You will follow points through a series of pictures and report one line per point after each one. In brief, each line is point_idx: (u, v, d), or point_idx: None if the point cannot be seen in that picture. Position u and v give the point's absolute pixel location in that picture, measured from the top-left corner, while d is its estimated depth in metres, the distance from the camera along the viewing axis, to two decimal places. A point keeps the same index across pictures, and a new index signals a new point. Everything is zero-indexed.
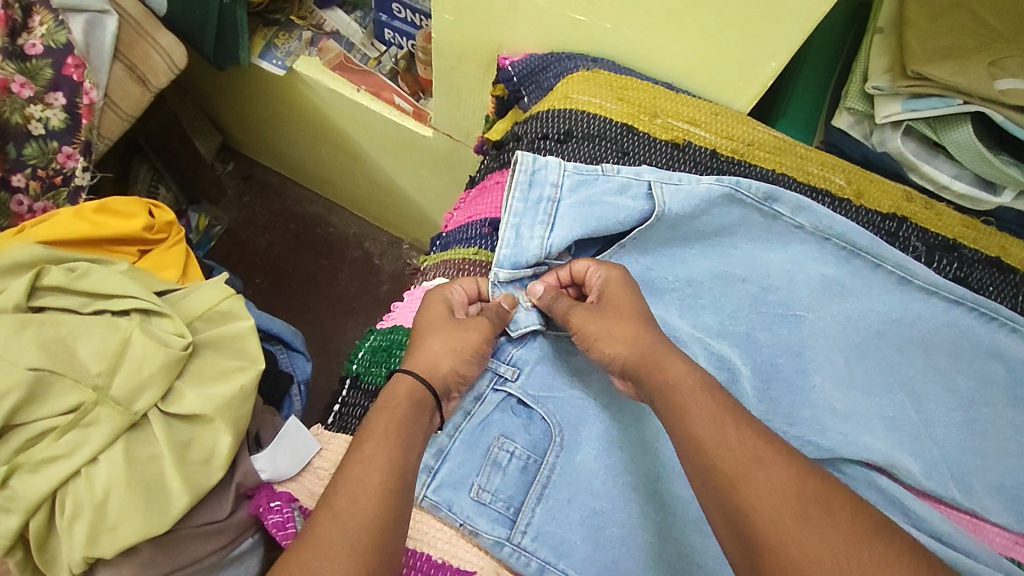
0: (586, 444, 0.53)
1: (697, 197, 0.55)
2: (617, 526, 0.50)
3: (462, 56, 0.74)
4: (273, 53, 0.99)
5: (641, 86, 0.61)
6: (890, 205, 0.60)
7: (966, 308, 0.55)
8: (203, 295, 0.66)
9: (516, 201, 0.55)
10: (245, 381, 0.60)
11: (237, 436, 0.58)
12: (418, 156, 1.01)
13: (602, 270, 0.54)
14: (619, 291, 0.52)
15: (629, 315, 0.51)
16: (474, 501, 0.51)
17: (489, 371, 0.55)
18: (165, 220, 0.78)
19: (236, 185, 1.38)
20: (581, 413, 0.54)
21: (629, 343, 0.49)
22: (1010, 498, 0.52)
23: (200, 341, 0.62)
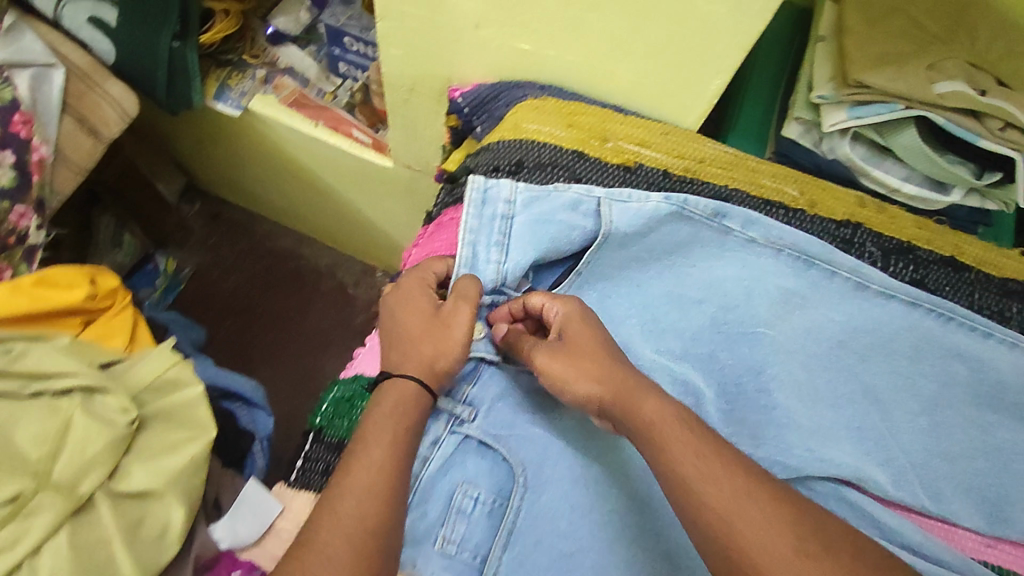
0: (551, 484, 0.52)
1: (642, 217, 0.56)
2: (589, 564, 0.50)
3: (413, 88, 0.73)
4: (227, 94, 0.98)
5: (590, 112, 0.61)
6: (845, 211, 0.61)
7: (924, 310, 0.57)
8: (147, 365, 0.66)
9: (470, 217, 0.56)
10: (195, 452, 0.61)
11: (190, 508, 0.59)
12: (382, 186, 1.00)
13: (564, 304, 0.53)
14: (580, 331, 0.51)
15: (595, 352, 0.49)
16: (441, 554, 0.51)
17: (445, 414, 0.54)
18: (108, 287, 0.77)
19: (204, 225, 1.37)
20: (545, 451, 0.54)
21: (590, 372, 0.48)
22: (980, 500, 0.52)
23: (149, 413, 0.63)
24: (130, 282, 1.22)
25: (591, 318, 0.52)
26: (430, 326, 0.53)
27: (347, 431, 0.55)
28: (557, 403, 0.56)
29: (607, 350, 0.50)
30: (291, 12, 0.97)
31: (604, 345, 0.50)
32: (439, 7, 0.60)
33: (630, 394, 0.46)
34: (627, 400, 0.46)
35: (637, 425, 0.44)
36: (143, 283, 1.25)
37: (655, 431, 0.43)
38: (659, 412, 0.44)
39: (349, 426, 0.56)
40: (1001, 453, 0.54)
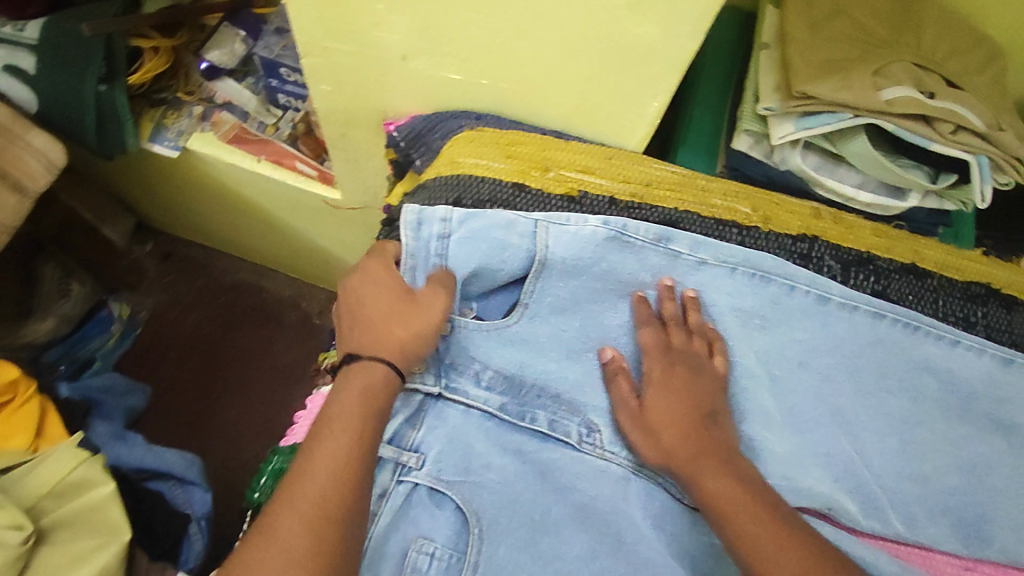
0: (508, 533, 0.50)
1: (580, 241, 0.54)
2: None
3: (349, 122, 0.70)
4: (163, 135, 0.95)
5: (528, 140, 0.58)
6: (800, 225, 0.57)
7: (889, 321, 0.54)
8: (49, 469, 0.64)
9: (407, 242, 0.54)
10: (106, 561, 0.61)
11: None
12: (334, 219, 0.97)
13: (652, 363, 0.54)
14: (661, 401, 0.52)
15: (678, 422, 0.51)
16: None
17: (390, 463, 0.53)
18: (6, 379, 0.71)
19: (158, 266, 1.32)
20: (501, 502, 0.51)
21: (681, 443, 0.50)
22: (957, 521, 0.52)
23: (49, 524, 0.62)
24: (81, 332, 1.14)
25: (677, 380, 0.53)
26: (395, 309, 0.51)
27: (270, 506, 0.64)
28: (509, 444, 0.54)
29: (688, 421, 0.51)
30: (225, 44, 0.92)
31: (687, 414, 0.51)
32: (363, 41, 0.57)
33: (696, 464, 0.49)
34: (692, 470, 0.49)
35: (702, 498, 0.47)
36: (96, 332, 1.16)
37: (716, 505, 0.46)
38: (724, 485, 0.47)
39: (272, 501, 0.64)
40: (972, 468, 0.53)
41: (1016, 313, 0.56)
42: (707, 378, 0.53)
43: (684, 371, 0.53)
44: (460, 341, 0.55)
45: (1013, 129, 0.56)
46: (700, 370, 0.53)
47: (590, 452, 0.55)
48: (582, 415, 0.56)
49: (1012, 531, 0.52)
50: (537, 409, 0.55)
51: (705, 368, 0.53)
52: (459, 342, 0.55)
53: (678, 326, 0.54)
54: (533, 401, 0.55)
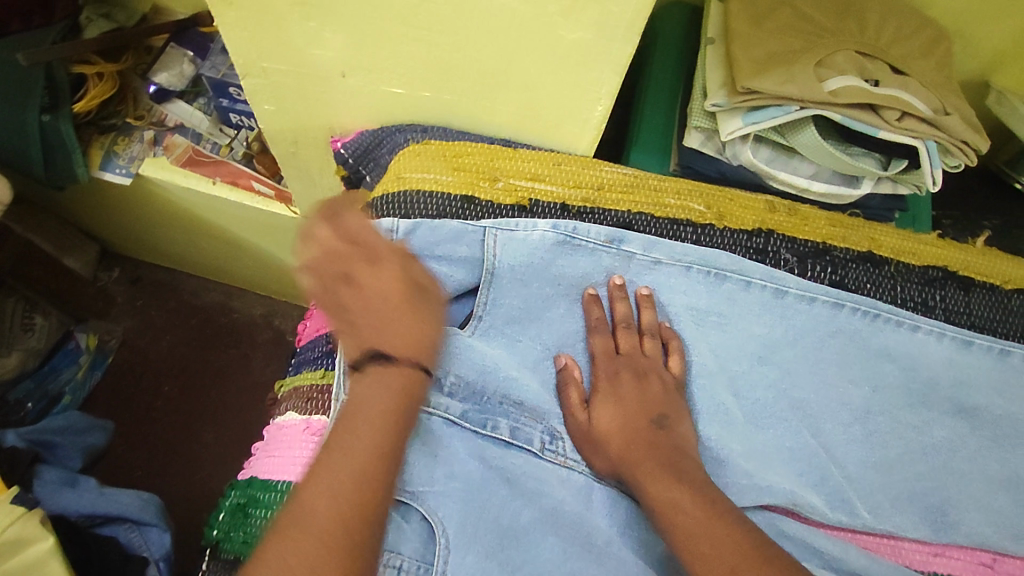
0: (476, 541, 0.46)
1: (528, 247, 0.53)
2: None
3: (297, 141, 0.68)
4: (115, 162, 0.92)
5: (475, 151, 0.57)
6: (754, 219, 0.57)
7: (849, 310, 0.54)
8: None
9: None
10: None
11: None
12: (296, 236, 0.96)
13: (600, 372, 0.52)
14: (608, 412, 0.51)
15: (624, 431, 0.50)
16: None
17: None
18: None
19: (125, 291, 1.28)
20: (466, 507, 0.47)
21: (624, 449, 0.49)
22: (924, 508, 0.52)
23: None
24: (49, 364, 1.11)
25: (624, 386, 0.52)
26: (417, 305, 0.48)
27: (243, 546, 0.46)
28: (474, 455, 0.50)
29: (636, 427, 0.50)
30: (174, 65, 0.90)
31: (635, 422, 0.50)
32: (301, 60, 0.55)
33: (645, 471, 0.47)
34: (638, 476, 0.47)
35: (651, 507, 0.45)
36: (65, 364, 1.14)
37: (666, 513, 0.44)
38: (670, 491, 0.45)
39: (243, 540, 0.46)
40: (936, 454, 0.53)
41: (973, 294, 0.57)
42: (655, 385, 0.52)
43: (629, 378, 0.52)
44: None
45: (960, 111, 0.55)
46: (647, 374, 0.52)
47: (551, 461, 0.51)
48: (546, 421, 0.52)
49: (978, 513, 0.52)
50: (498, 417, 0.51)
51: (653, 370, 0.52)
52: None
53: (629, 330, 0.54)
54: (495, 408, 0.51)
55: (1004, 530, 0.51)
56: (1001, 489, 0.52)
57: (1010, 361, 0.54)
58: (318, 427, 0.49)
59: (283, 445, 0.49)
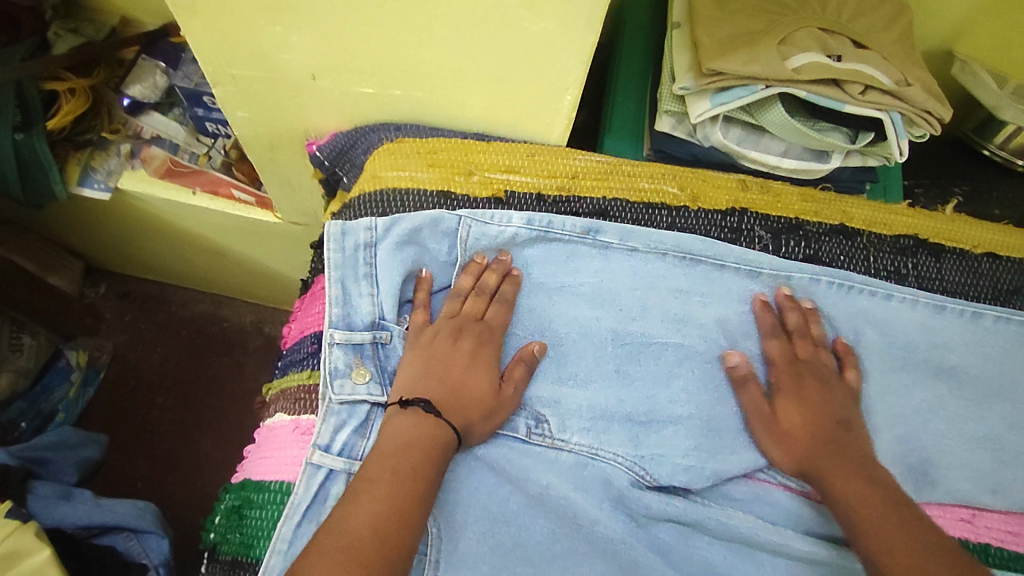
0: (465, 529, 0.46)
1: (497, 241, 0.54)
2: None
3: (274, 146, 0.69)
4: (92, 178, 0.92)
5: (449, 146, 0.57)
6: (728, 199, 0.58)
7: (824, 283, 0.55)
8: None
9: (332, 253, 0.53)
10: None
11: None
12: (280, 241, 0.97)
13: (777, 371, 0.53)
14: (792, 409, 0.51)
15: (806, 427, 0.50)
16: None
17: (343, 475, 0.47)
18: None
19: (114, 306, 1.29)
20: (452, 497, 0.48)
21: (808, 446, 0.50)
22: (906, 469, 0.52)
23: None
24: (42, 383, 1.12)
25: (807, 388, 0.52)
26: (479, 361, 0.51)
27: (242, 545, 0.47)
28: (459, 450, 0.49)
29: (818, 427, 0.50)
30: (146, 78, 0.89)
31: (816, 421, 0.51)
32: (270, 66, 0.56)
33: (830, 466, 0.48)
34: (823, 470, 0.48)
35: (834, 499, 0.47)
36: (57, 382, 1.15)
37: (850, 506, 0.45)
38: (857, 485, 0.46)
39: (241, 538, 0.47)
40: (914, 417, 0.53)
41: (945, 260, 0.58)
42: (833, 386, 0.52)
43: (812, 380, 0.52)
44: (399, 351, 0.53)
45: (921, 81, 0.56)
46: (830, 381, 0.53)
47: (539, 444, 0.50)
48: (529, 407, 0.52)
49: (958, 471, 0.52)
50: None
51: (834, 379, 0.53)
52: (398, 350, 0.53)
53: (612, 313, 0.54)
54: None
55: (983, 486, 0.52)
56: (979, 446, 0.53)
57: (982, 323, 0.56)
58: (307, 426, 0.50)
59: (275, 446, 0.50)
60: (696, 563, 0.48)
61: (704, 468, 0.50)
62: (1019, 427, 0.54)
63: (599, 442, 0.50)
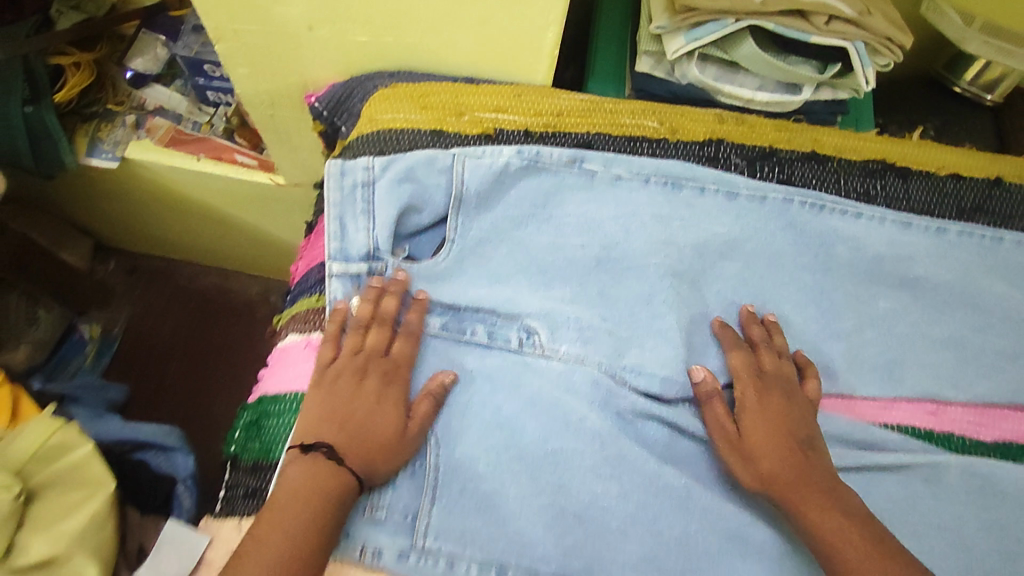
0: (464, 432, 0.51)
1: (493, 172, 0.56)
2: (509, 501, 0.49)
3: (274, 103, 0.72)
4: (100, 147, 0.95)
5: (441, 90, 0.60)
6: (705, 131, 0.61)
7: (797, 203, 0.59)
8: (22, 437, 0.58)
9: (332, 191, 0.56)
10: (95, 511, 0.56)
11: (103, 565, 0.54)
12: (281, 204, 1.00)
13: (744, 387, 0.53)
14: (758, 426, 0.51)
15: (772, 445, 0.50)
16: (372, 522, 0.49)
17: None
18: None
19: (123, 281, 1.33)
20: (454, 405, 0.52)
21: (781, 462, 0.49)
22: (873, 369, 0.56)
23: (36, 487, 0.57)
24: (58, 355, 1.17)
25: (775, 405, 0.52)
26: (387, 399, 0.50)
27: (263, 449, 0.52)
28: (457, 360, 0.54)
29: (786, 446, 0.50)
30: (148, 50, 0.94)
31: (785, 442, 0.50)
32: (269, 19, 0.59)
33: (802, 493, 0.47)
34: (794, 499, 0.47)
35: (807, 533, 0.46)
36: (73, 354, 1.20)
37: (826, 539, 0.45)
38: (828, 518, 0.45)
39: (262, 444, 0.52)
40: (879, 324, 0.58)
41: (912, 182, 0.61)
42: (801, 408, 0.52)
43: (779, 395, 0.52)
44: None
45: (881, 12, 0.60)
46: (793, 394, 0.53)
47: (532, 354, 0.54)
48: (521, 320, 0.55)
49: (921, 370, 0.57)
50: (475, 322, 0.55)
51: (797, 392, 0.53)
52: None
53: (597, 238, 0.57)
54: (472, 316, 0.55)
55: (945, 382, 0.56)
56: (942, 347, 0.57)
57: (945, 237, 0.60)
58: (318, 342, 0.54)
59: (287, 364, 0.54)
60: (676, 457, 0.53)
61: (679, 379, 0.54)
62: (979, 329, 0.58)
63: (591, 352, 0.54)
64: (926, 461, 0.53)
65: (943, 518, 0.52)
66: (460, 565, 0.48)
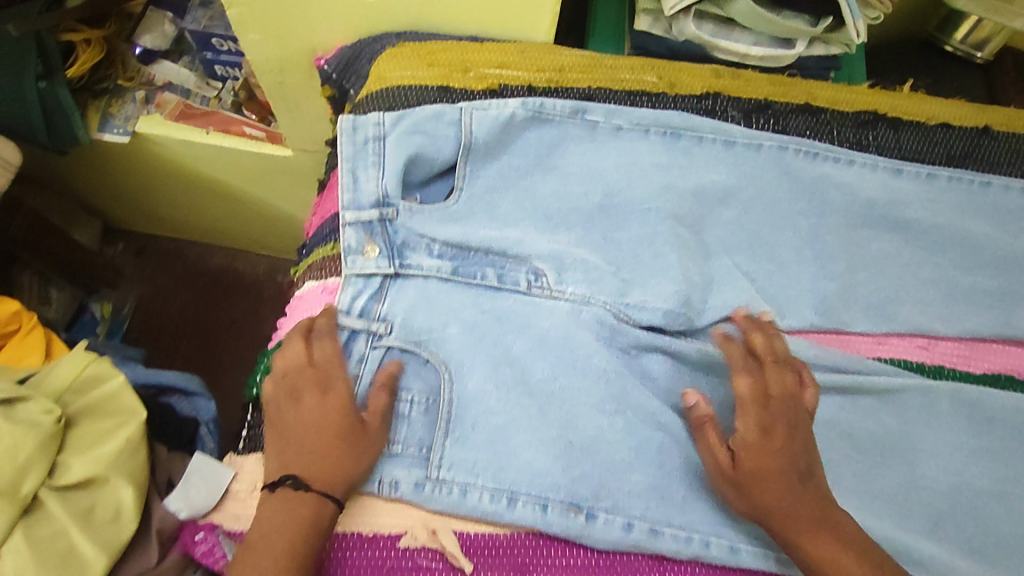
0: (476, 369, 0.53)
1: (500, 122, 0.58)
2: (520, 433, 0.52)
3: (284, 69, 0.74)
4: (111, 123, 0.98)
5: (447, 48, 0.62)
6: (702, 85, 0.63)
7: (791, 150, 0.61)
8: (61, 368, 0.58)
9: (344, 146, 0.57)
10: (131, 433, 0.55)
11: (140, 486, 0.54)
12: (289, 177, 1.03)
13: (747, 418, 0.49)
14: (761, 459, 0.48)
15: (775, 482, 0.47)
16: (388, 455, 0.51)
17: (363, 333, 0.54)
18: (9, 310, 0.75)
19: (133, 262, 1.35)
20: (466, 344, 0.54)
21: (780, 497, 0.47)
22: (866, 307, 0.59)
23: (74, 412, 0.56)
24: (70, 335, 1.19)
25: (778, 438, 0.49)
26: (337, 418, 0.49)
27: None
28: (469, 300, 0.56)
29: (788, 478, 0.48)
30: (155, 28, 0.95)
31: (787, 473, 0.48)
32: None
33: (803, 526, 0.47)
34: (789, 533, 0.47)
35: (803, 561, 0.47)
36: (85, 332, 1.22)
37: (825, 569, 0.46)
38: (826, 546, 0.46)
39: None
40: (874, 264, 0.60)
41: (903, 131, 0.63)
42: (805, 430, 0.50)
43: (784, 422, 0.49)
44: (406, 224, 0.57)
45: None
46: (799, 420, 0.50)
47: (540, 295, 0.57)
48: (529, 263, 0.57)
49: (914, 307, 0.59)
50: (484, 266, 0.57)
51: (800, 411, 0.50)
52: (405, 224, 0.57)
53: (601, 188, 0.59)
54: (480, 261, 0.57)
55: (938, 318, 0.59)
56: (933, 285, 0.60)
57: (936, 183, 0.62)
58: (334, 287, 0.57)
59: (304, 307, 0.57)
60: (678, 393, 0.56)
61: (681, 313, 0.56)
62: (968, 270, 0.61)
63: (595, 292, 0.57)
64: (918, 388, 0.56)
65: (931, 443, 0.55)
66: (473, 493, 0.51)
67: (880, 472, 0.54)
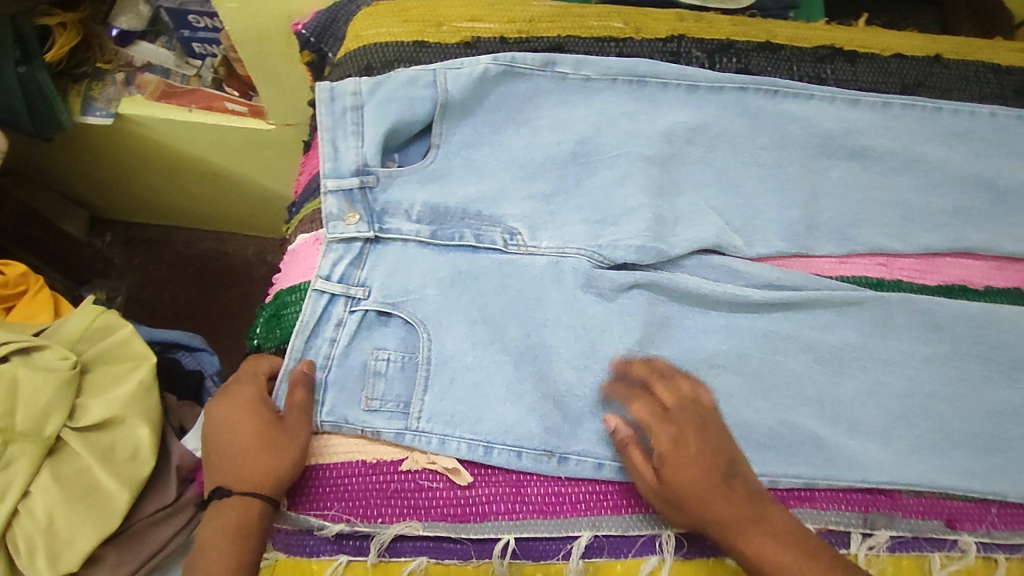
0: (452, 330, 0.57)
1: (475, 80, 0.60)
2: (507, 374, 0.56)
3: (261, 38, 0.76)
4: (94, 106, 0.99)
5: (421, 5, 0.65)
6: (666, 29, 0.66)
7: (751, 91, 0.64)
8: (73, 321, 0.66)
9: (323, 117, 0.59)
10: (142, 377, 0.62)
11: (154, 426, 0.62)
12: (273, 151, 1.05)
13: (658, 433, 0.50)
14: (677, 467, 0.48)
15: (702, 491, 0.48)
16: (368, 411, 0.55)
17: (341, 298, 0.57)
18: (18, 272, 0.78)
19: (121, 252, 1.35)
20: (445, 294, 0.58)
21: (706, 501, 0.48)
22: (828, 231, 0.62)
23: (88, 359, 0.64)
24: None
25: (692, 445, 0.49)
26: (253, 417, 0.52)
27: (284, 337, 0.58)
28: (447, 262, 0.59)
29: (712, 479, 0.48)
30: (130, 9, 0.96)
31: (707, 475, 0.48)
32: None
33: (736, 527, 0.47)
34: (727, 535, 0.47)
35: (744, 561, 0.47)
36: None
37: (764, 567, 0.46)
38: (761, 543, 0.46)
39: (283, 333, 0.59)
40: (834, 192, 0.63)
41: (858, 65, 0.66)
42: (715, 429, 0.50)
43: (693, 431, 0.50)
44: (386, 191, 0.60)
45: None
46: (702, 421, 0.50)
47: (517, 252, 0.60)
48: (504, 224, 0.60)
49: (873, 228, 0.63)
50: (462, 228, 0.60)
51: (705, 412, 0.51)
52: (384, 191, 0.60)
53: (572, 137, 0.62)
54: (457, 221, 0.60)
55: (896, 237, 0.62)
56: (891, 208, 0.63)
57: (891, 111, 0.65)
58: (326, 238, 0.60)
59: (300, 258, 0.61)
60: (658, 325, 0.59)
61: (651, 247, 0.59)
62: (924, 191, 0.64)
63: (569, 241, 0.60)
64: (878, 302, 0.60)
65: (889, 352, 0.59)
66: (452, 443, 0.55)
67: (841, 381, 0.58)
